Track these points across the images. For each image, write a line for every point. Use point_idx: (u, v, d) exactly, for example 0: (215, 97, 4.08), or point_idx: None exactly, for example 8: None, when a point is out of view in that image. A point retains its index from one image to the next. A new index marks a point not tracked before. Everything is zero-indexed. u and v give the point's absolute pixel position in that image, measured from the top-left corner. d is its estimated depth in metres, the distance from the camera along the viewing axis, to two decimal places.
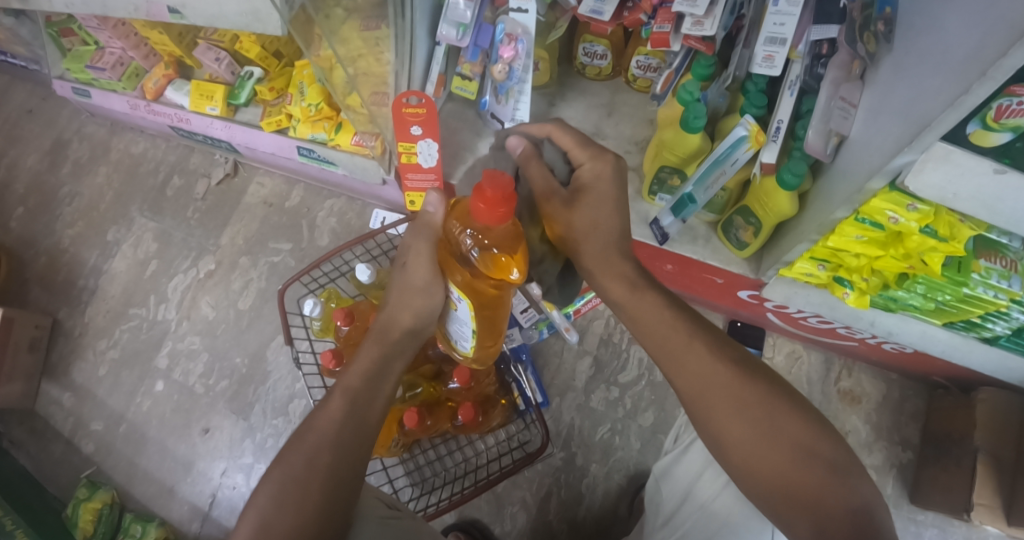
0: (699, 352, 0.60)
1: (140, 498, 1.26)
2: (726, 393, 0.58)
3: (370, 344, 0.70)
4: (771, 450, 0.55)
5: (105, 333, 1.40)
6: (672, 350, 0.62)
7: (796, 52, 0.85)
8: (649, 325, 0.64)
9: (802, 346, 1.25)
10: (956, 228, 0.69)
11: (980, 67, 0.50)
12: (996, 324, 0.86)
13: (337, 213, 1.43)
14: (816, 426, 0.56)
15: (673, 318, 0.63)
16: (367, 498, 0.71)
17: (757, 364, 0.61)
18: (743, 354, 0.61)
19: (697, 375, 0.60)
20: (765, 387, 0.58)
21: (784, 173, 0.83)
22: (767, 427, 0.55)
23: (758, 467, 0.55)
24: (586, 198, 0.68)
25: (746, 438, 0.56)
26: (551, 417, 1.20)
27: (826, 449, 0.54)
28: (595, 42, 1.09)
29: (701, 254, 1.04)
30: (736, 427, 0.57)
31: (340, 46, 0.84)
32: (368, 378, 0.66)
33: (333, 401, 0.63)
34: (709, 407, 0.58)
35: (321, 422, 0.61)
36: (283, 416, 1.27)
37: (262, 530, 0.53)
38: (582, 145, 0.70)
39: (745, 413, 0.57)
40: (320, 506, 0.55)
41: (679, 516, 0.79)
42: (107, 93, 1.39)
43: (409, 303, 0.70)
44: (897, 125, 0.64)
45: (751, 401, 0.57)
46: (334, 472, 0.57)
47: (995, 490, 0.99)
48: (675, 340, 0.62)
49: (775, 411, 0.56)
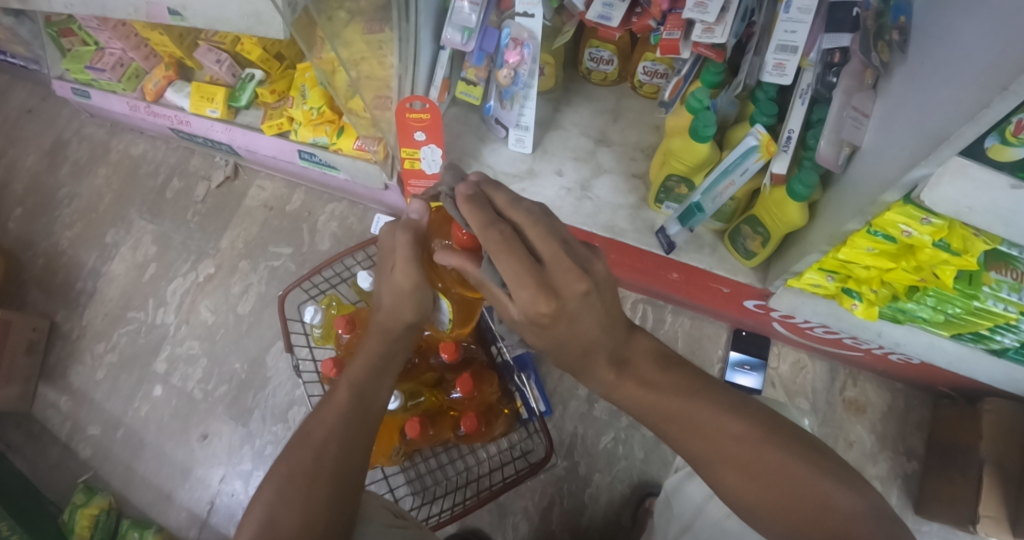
0: (697, 421, 0.54)
1: (138, 503, 1.25)
2: (728, 460, 0.53)
3: (376, 341, 0.68)
4: (789, 509, 0.50)
5: (104, 337, 1.39)
6: (671, 424, 0.55)
7: (807, 60, 0.83)
8: (636, 404, 0.57)
9: (806, 355, 1.24)
10: (970, 242, 0.68)
11: (1001, 81, 0.49)
12: (1004, 337, 0.85)
13: (339, 217, 1.42)
14: (834, 475, 0.51)
15: (662, 396, 0.56)
16: (374, 507, 0.70)
17: (765, 418, 0.55)
18: (747, 409, 0.55)
19: (700, 443, 0.54)
20: (777, 444, 0.53)
21: (793, 184, 0.82)
22: (781, 485, 0.51)
23: (784, 524, 0.50)
24: (531, 327, 0.54)
25: (759, 498, 0.51)
26: (554, 426, 1.18)
27: (847, 501, 0.49)
28: (602, 48, 1.07)
29: (708, 263, 1.02)
30: (748, 489, 0.52)
31: (342, 49, 0.83)
32: (374, 371, 0.66)
33: (338, 393, 0.63)
34: (716, 476, 0.53)
35: (328, 417, 0.61)
36: (282, 423, 1.26)
37: (267, 526, 0.52)
38: (518, 282, 0.49)
39: (759, 474, 0.52)
40: (325, 503, 0.54)
41: (698, 524, 0.78)
42: (106, 93, 1.38)
43: (403, 308, 0.66)
44: (911, 138, 0.63)
45: (756, 464, 0.52)
46: (341, 469, 0.57)
47: (1000, 502, 0.98)
48: (670, 412, 0.55)
49: (790, 466, 0.51)
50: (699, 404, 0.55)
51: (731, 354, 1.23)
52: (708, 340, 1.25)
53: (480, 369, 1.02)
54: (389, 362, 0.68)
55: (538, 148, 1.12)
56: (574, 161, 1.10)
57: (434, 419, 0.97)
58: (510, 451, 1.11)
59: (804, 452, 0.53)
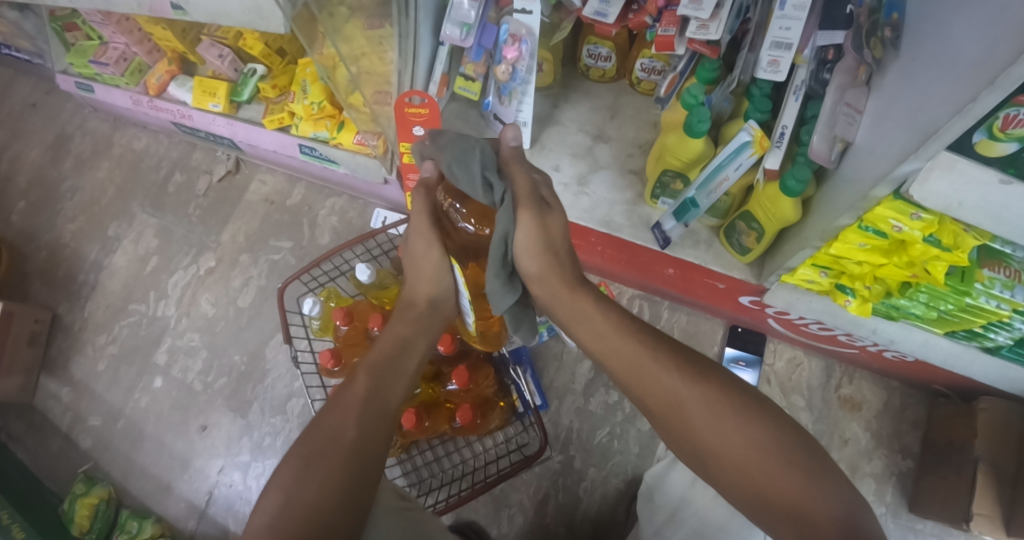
0: (650, 372, 0.60)
1: (138, 494, 1.26)
2: (692, 406, 0.57)
3: (399, 324, 0.72)
4: (750, 461, 0.53)
5: (105, 329, 1.40)
6: (638, 370, 0.61)
7: (802, 56, 0.85)
8: (615, 350, 0.64)
9: (803, 352, 1.24)
10: (960, 237, 0.68)
11: (989, 75, 0.49)
12: (998, 334, 0.85)
13: (338, 211, 1.43)
14: (793, 437, 0.54)
15: (638, 345, 0.62)
16: (384, 489, 0.73)
17: (722, 373, 0.60)
18: (703, 361, 0.61)
19: (657, 392, 0.60)
20: (732, 396, 0.57)
21: (786, 179, 0.83)
22: (742, 440, 0.54)
23: (745, 482, 0.53)
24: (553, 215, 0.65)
25: (723, 451, 0.55)
26: (550, 420, 1.20)
27: (804, 459, 0.53)
28: (600, 44, 1.08)
29: (703, 259, 1.03)
30: (705, 440, 0.56)
31: (342, 45, 0.84)
32: (390, 351, 0.68)
33: (358, 379, 0.64)
34: (684, 423, 0.57)
35: (348, 400, 0.62)
36: (281, 415, 1.27)
37: (282, 507, 0.53)
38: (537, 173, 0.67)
39: (718, 428, 0.55)
40: (342, 481, 0.55)
41: (684, 512, 0.80)
42: (110, 87, 1.39)
43: (421, 282, 0.73)
44: (903, 132, 0.63)
45: (720, 414, 0.56)
46: (359, 451, 0.58)
47: (993, 500, 0.98)
48: (631, 362, 0.62)
49: (744, 420, 0.55)
50: (657, 354, 0.61)
51: (728, 349, 1.23)
52: (705, 335, 1.25)
53: (476, 361, 1.02)
54: (409, 345, 0.70)
55: (537, 143, 1.13)
56: (572, 157, 1.11)
57: (431, 410, 0.98)
58: (506, 444, 1.12)
59: (760, 407, 0.56)
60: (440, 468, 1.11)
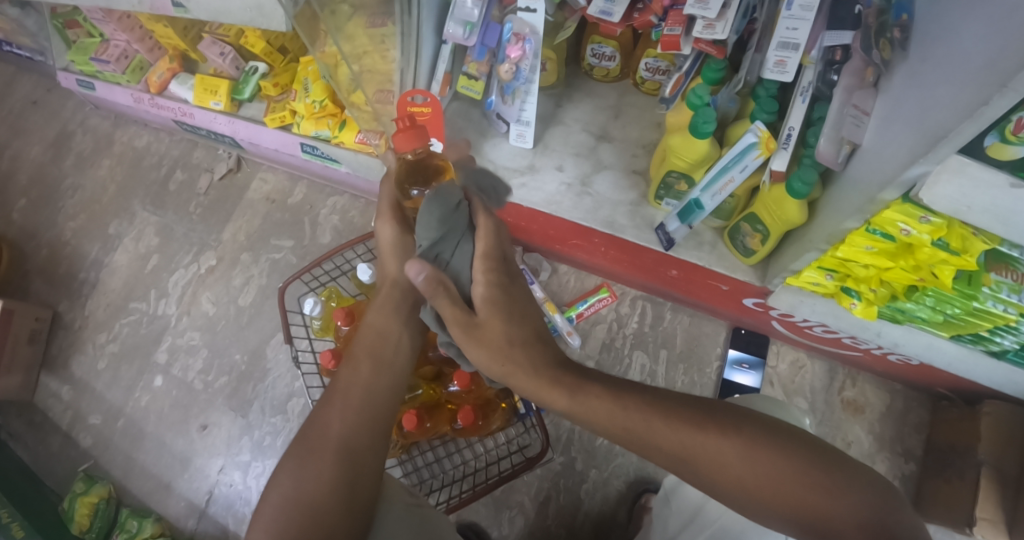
0: (648, 431, 0.57)
1: (138, 493, 1.25)
2: (693, 454, 0.55)
3: (378, 316, 0.70)
4: (771, 492, 0.52)
5: (105, 327, 1.40)
6: (628, 433, 0.58)
7: (809, 57, 0.84)
8: (597, 421, 0.59)
9: (806, 355, 1.23)
10: (969, 241, 0.67)
11: (1000, 78, 0.49)
12: (1004, 338, 0.84)
13: (340, 210, 1.42)
14: (804, 453, 0.54)
15: (616, 408, 0.59)
16: (394, 484, 0.73)
17: (715, 410, 0.58)
18: (687, 406, 0.58)
19: (662, 451, 0.56)
20: (730, 433, 0.55)
21: (793, 181, 0.82)
22: (756, 472, 0.53)
23: (771, 507, 0.53)
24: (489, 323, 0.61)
25: (742, 484, 0.54)
26: (551, 422, 1.19)
27: (821, 473, 0.52)
28: (604, 44, 1.07)
29: (707, 260, 1.03)
30: (720, 478, 0.55)
31: (344, 43, 0.84)
32: (369, 343, 0.68)
33: (340, 376, 0.65)
34: (694, 473, 0.55)
35: (333, 397, 0.63)
36: (281, 414, 1.26)
37: (282, 506, 0.55)
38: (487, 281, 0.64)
39: (728, 467, 0.54)
40: (332, 476, 0.56)
41: (699, 520, 0.79)
42: (111, 85, 1.39)
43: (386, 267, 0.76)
44: (911, 136, 0.63)
45: (725, 456, 0.54)
46: (347, 446, 0.59)
47: (997, 505, 0.97)
48: (626, 430, 0.58)
49: (751, 453, 0.54)
50: (639, 410, 0.58)
51: (730, 351, 1.23)
52: (707, 338, 1.25)
53: None
54: (385, 338, 0.69)
55: (539, 143, 1.12)
56: (575, 157, 1.11)
57: (432, 412, 0.97)
58: (508, 445, 1.11)
59: (766, 435, 0.55)
60: (441, 469, 1.10)
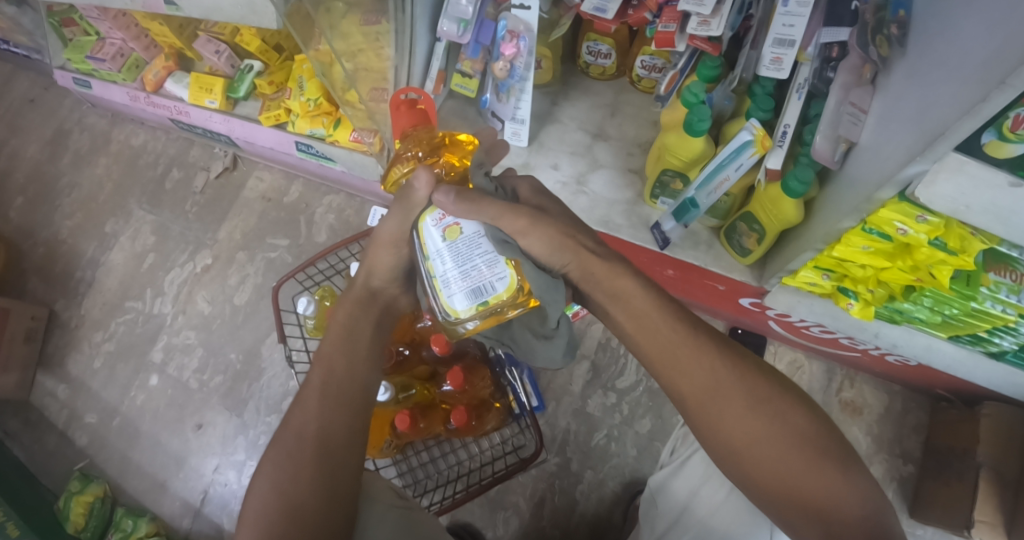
0: (688, 362, 0.58)
1: (133, 492, 1.25)
2: (731, 389, 0.56)
3: (347, 314, 0.69)
4: (787, 451, 0.53)
5: (101, 326, 1.39)
6: (675, 351, 0.59)
7: (806, 53, 0.83)
8: (647, 331, 0.61)
9: (803, 355, 1.23)
10: (967, 241, 0.66)
11: (999, 74, 0.47)
12: (1003, 339, 0.83)
13: (336, 209, 1.42)
14: (822, 425, 0.56)
15: (672, 323, 0.60)
16: (380, 486, 0.72)
17: (754, 360, 0.59)
18: (736, 347, 0.60)
19: (695, 383, 0.57)
20: (767, 381, 0.57)
21: (789, 180, 0.81)
22: (779, 428, 0.54)
23: (775, 476, 0.53)
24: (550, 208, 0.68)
25: (761, 440, 0.54)
26: (546, 422, 1.18)
27: (834, 445, 0.54)
28: (600, 41, 1.06)
29: (703, 260, 1.02)
30: (741, 428, 0.55)
31: (338, 41, 0.83)
32: (341, 342, 0.67)
33: (313, 377, 0.63)
34: (723, 408, 0.56)
35: (309, 396, 0.62)
36: (276, 414, 1.26)
37: (264, 511, 0.54)
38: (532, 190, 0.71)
39: (756, 414, 0.55)
40: (313, 475, 0.56)
41: (685, 519, 0.78)
42: (107, 84, 1.38)
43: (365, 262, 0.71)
44: (909, 133, 0.62)
45: (760, 396, 0.56)
46: (327, 445, 0.58)
47: (996, 507, 0.96)
48: (672, 345, 0.59)
49: (779, 406, 0.56)
50: (696, 333, 0.60)
51: None
52: None
53: (473, 362, 1.01)
54: (353, 335, 0.68)
55: (535, 141, 1.12)
56: (571, 156, 1.10)
57: (426, 412, 0.96)
58: (502, 445, 1.10)
59: (796, 399, 0.57)
60: (435, 469, 1.09)
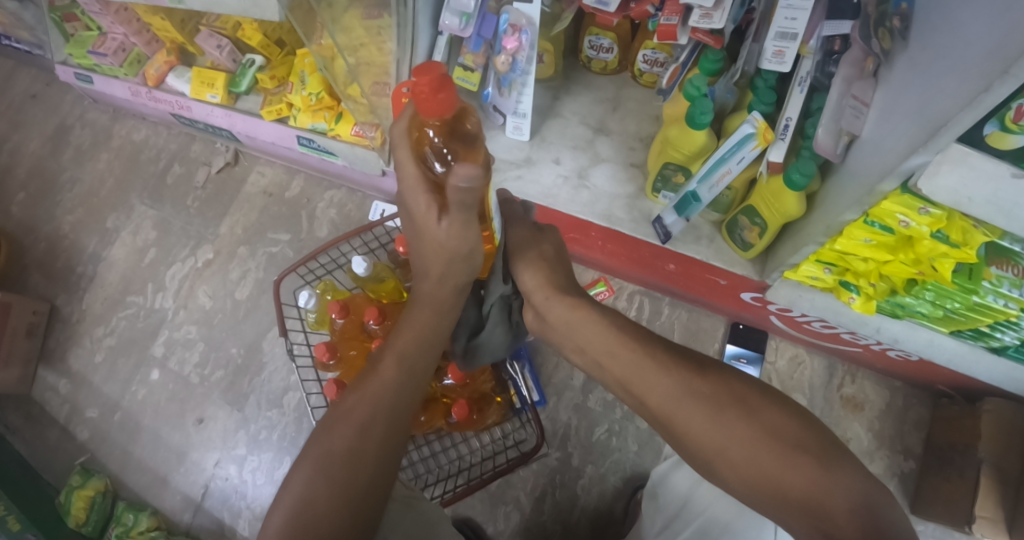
0: (649, 372, 0.59)
1: (134, 486, 1.25)
2: (692, 394, 0.56)
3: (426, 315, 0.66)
4: (759, 447, 0.52)
5: (103, 320, 1.39)
6: (635, 366, 0.60)
7: (807, 47, 0.83)
8: (608, 351, 0.63)
9: (805, 351, 1.23)
10: (970, 234, 0.65)
11: (1002, 64, 0.47)
12: (1005, 334, 0.83)
13: (337, 204, 1.42)
14: (799, 418, 0.54)
15: (628, 342, 0.62)
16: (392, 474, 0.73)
17: (716, 364, 0.59)
18: (694, 356, 0.60)
19: (657, 394, 0.58)
20: (730, 381, 0.57)
21: (791, 173, 0.81)
22: (746, 425, 0.53)
23: (755, 474, 0.51)
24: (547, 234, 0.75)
25: (733, 441, 0.53)
26: (547, 416, 1.18)
27: (812, 437, 0.52)
28: (602, 35, 1.06)
29: (704, 254, 1.02)
30: (708, 431, 0.54)
31: (341, 35, 0.84)
32: (423, 343, 0.65)
33: (385, 367, 0.62)
34: (687, 414, 0.56)
35: (375, 390, 0.60)
36: (277, 408, 1.26)
37: (303, 506, 0.51)
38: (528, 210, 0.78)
39: (721, 414, 0.54)
40: (370, 476, 0.54)
41: (686, 510, 0.78)
42: (108, 78, 1.38)
43: (431, 262, 0.63)
44: (911, 125, 0.62)
45: (719, 397, 0.55)
46: (386, 452, 0.56)
47: (997, 503, 0.96)
48: (630, 362, 0.61)
49: (744, 406, 0.54)
50: (652, 348, 0.61)
51: (728, 346, 1.22)
52: (705, 333, 1.23)
53: None
54: (434, 337, 0.66)
55: (537, 136, 1.12)
56: (572, 150, 1.10)
57: (426, 405, 0.97)
58: (503, 440, 1.10)
59: (765, 396, 0.55)
60: (436, 463, 1.09)
